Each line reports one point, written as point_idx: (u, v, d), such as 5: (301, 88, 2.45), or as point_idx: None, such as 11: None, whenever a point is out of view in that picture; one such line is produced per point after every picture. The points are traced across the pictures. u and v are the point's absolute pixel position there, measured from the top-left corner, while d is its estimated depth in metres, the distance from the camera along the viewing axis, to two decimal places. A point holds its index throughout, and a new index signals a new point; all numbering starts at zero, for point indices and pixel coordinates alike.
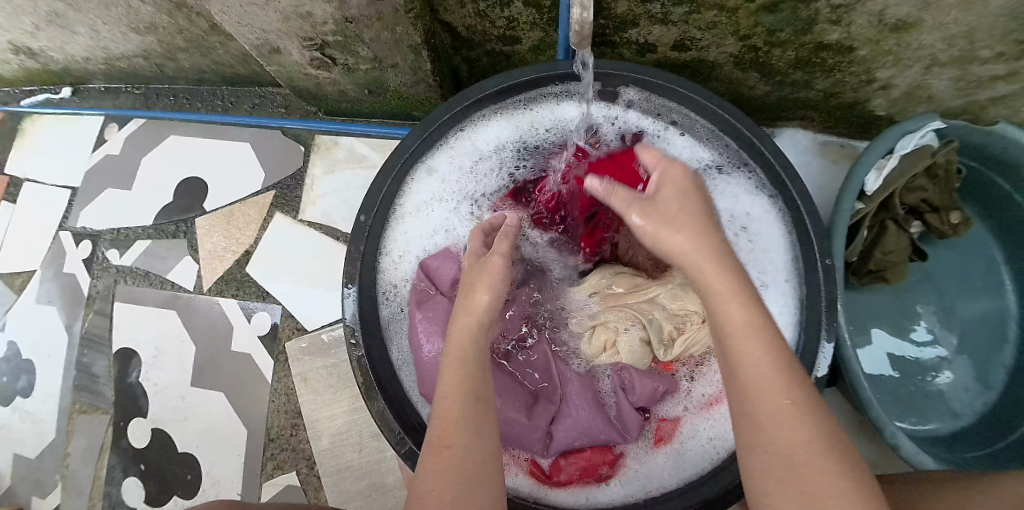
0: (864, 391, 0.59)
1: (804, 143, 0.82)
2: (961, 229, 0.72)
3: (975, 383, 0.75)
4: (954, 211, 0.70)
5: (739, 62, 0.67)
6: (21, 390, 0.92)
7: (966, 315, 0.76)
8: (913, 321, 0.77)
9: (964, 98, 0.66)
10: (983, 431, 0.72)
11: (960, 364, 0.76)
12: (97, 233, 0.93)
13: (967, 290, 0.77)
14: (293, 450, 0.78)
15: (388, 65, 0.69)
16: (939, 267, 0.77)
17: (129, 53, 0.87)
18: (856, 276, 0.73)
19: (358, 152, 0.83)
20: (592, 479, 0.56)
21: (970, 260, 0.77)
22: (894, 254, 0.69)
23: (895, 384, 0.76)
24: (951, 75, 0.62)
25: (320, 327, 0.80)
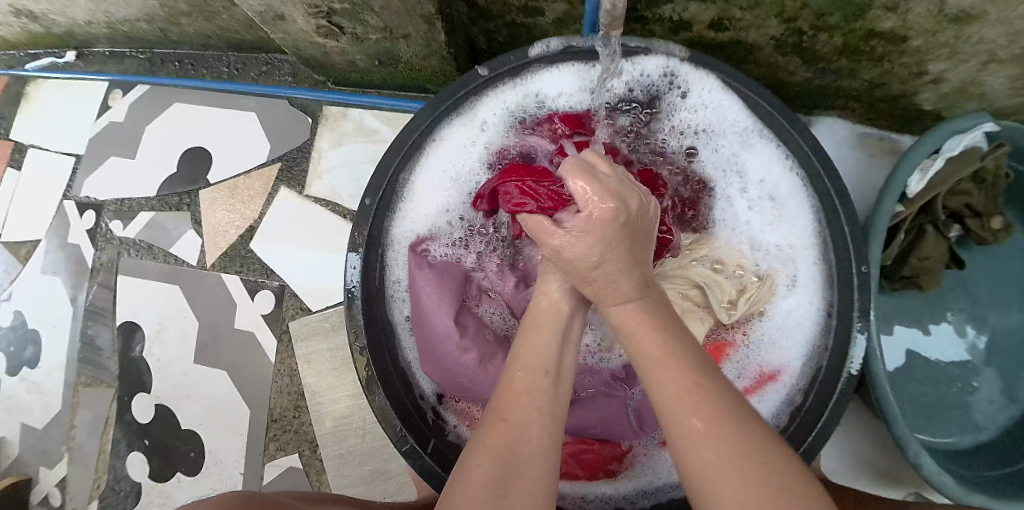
0: (889, 401, 0.55)
1: (842, 134, 0.76)
2: (1002, 236, 0.67)
3: (1000, 395, 0.71)
4: (997, 217, 0.66)
5: (780, 46, 0.62)
6: (27, 360, 0.92)
7: (997, 324, 0.72)
8: (939, 324, 0.73)
9: (1018, 98, 0.61)
10: (1005, 446, 0.68)
11: (986, 374, 0.72)
12: (101, 204, 0.91)
13: (1000, 299, 0.72)
14: (296, 432, 0.77)
15: (399, 35, 0.65)
16: (973, 272, 0.73)
17: (131, 18, 0.83)
18: (886, 280, 0.69)
19: (366, 125, 0.80)
20: (601, 474, 0.55)
21: (1008, 270, 0.72)
22: (931, 261, 0.64)
23: (916, 389, 0.73)
24: (1009, 74, 0.57)
25: (324, 308, 0.77)
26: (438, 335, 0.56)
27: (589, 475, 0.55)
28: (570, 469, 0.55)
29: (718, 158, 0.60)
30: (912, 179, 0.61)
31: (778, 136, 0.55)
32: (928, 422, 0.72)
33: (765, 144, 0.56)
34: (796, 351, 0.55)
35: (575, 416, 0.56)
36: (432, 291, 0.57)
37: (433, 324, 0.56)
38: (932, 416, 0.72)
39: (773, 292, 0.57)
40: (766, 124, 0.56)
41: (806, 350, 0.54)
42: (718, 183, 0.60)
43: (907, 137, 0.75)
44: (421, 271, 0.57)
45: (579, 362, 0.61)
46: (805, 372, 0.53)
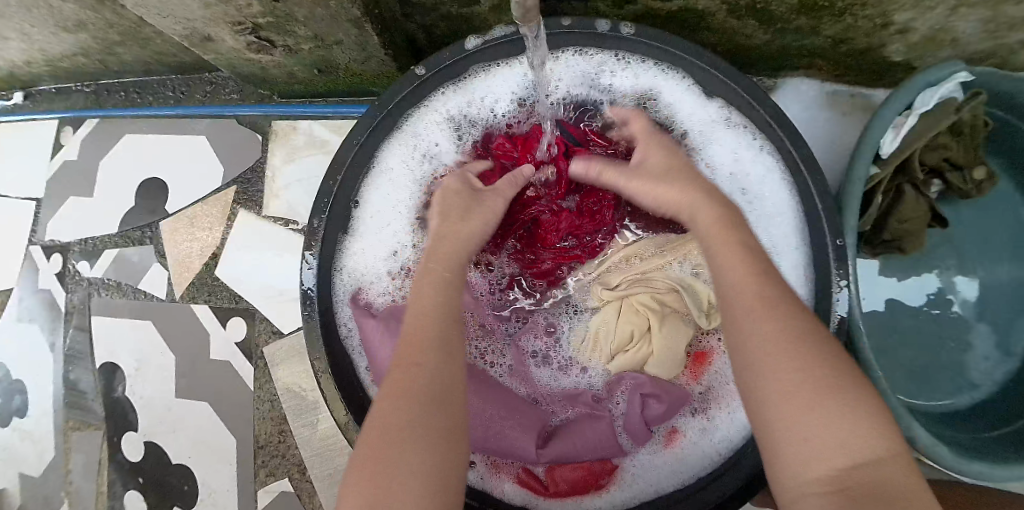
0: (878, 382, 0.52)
1: (810, 94, 0.73)
2: (986, 186, 0.64)
3: (996, 350, 0.69)
4: (979, 168, 0.62)
5: (733, 10, 0.58)
6: (17, 409, 0.92)
7: (987, 277, 0.70)
8: (922, 278, 0.70)
9: (993, 41, 0.58)
10: (1004, 402, 0.66)
11: (980, 330, 0.70)
12: (66, 245, 0.89)
13: (989, 251, 0.70)
14: (282, 457, 0.76)
15: (332, 42, 0.62)
16: (958, 226, 0.70)
17: (66, 53, 0.80)
18: (868, 245, 0.66)
19: (317, 136, 0.77)
20: (591, 490, 0.54)
21: (998, 219, 0.69)
22: (911, 223, 0.61)
23: (909, 354, 0.70)
24: (981, 17, 0.53)
25: (297, 329, 0.76)
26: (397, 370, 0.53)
27: (581, 492, 0.54)
28: (560, 491, 0.54)
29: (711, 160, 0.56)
30: (885, 138, 0.58)
31: (742, 109, 0.53)
32: (923, 385, 0.70)
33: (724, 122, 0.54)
34: None
35: (557, 444, 0.55)
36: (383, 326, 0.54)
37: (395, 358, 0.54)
38: (925, 378, 0.70)
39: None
40: (725, 97, 0.53)
41: None
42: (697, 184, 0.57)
43: (880, 90, 0.71)
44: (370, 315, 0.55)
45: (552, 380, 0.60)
46: None
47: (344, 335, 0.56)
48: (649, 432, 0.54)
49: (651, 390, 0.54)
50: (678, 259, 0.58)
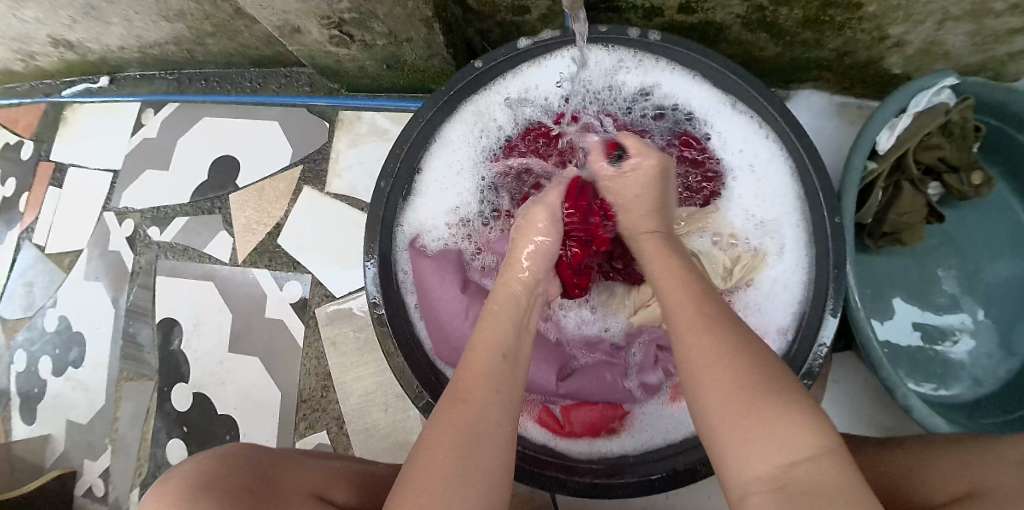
0: (875, 353, 0.60)
1: (819, 105, 0.82)
2: (983, 189, 0.72)
3: (998, 349, 0.75)
4: (976, 172, 0.70)
5: (747, 23, 0.68)
6: (73, 361, 1.00)
7: (990, 279, 0.76)
8: (932, 282, 0.78)
9: (983, 54, 0.67)
10: (1004, 396, 0.73)
11: (984, 330, 0.76)
12: (138, 213, 0.99)
13: (991, 254, 0.77)
14: (323, 410, 0.83)
15: (403, 39, 0.72)
16: (958, 230, 0.78)
17: (159, 41, 0.91)
18: (870, 238, 0.74)
19: (379, 126, 0.87)
20: (602, 433, 0.61)
21: (999, 223, 0.77)
22: (909, 215, 0.69)
23: (915, 349, 0.77)
24: (967, 30, 0.62)
25: (347, 294, 0.84)
26: (441, 308, 0.65)
27: (594, 432, 0.62)
28: (574, 430, 0.62)
29: (727, 148, 0.65)
30: (882, 136, 0.66)
31: (751, 107, 0.62)
32: (929, 377, 0.76)
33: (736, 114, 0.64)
34: (785, 306, 0.60)
35: (577, 382, 0.63)
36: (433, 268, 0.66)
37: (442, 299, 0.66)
38: (930, 371, 0.77)
39: (764, 261, 0.63)
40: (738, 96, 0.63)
41: (794, 303, 0.60)
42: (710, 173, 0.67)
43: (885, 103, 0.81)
44: (424, 263, 0.66)
45: (577, 326, 0.68)
46: (790, 323, 0.59)
47: (398, 280, 0.66)
48: (658, 382, 0.62)
49: (665, 342, 0.63)
50: (699, 228, 0.66)
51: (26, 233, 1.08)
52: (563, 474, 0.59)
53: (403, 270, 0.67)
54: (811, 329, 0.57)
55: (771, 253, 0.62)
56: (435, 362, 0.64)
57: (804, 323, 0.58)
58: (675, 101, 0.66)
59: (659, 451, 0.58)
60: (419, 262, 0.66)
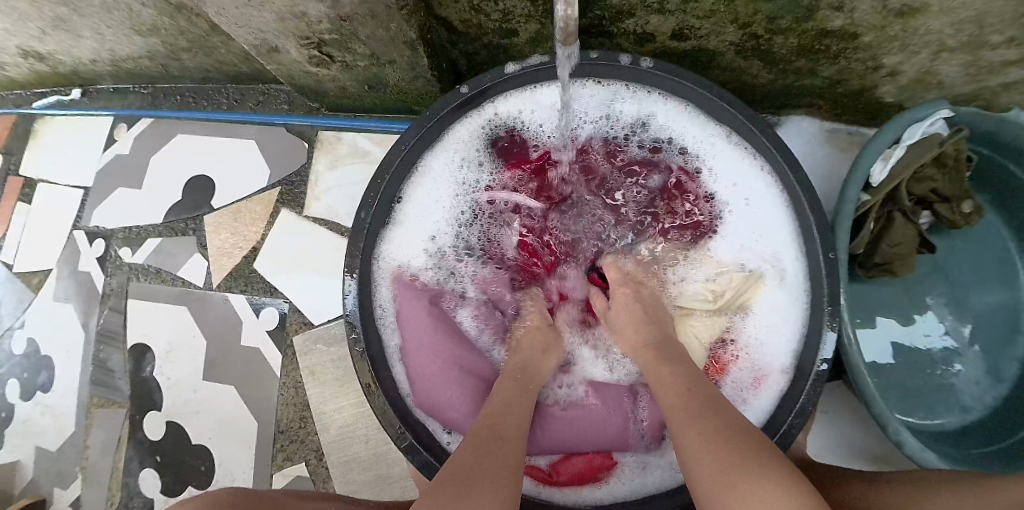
0: (870, 392, 0.59)
1: (810, 131, 0.81)
2: (974, 219, 0.71)
3: (987, 376, 0.75)
4: (967, 201, 0.69)
5: (740, 50, 0.66)
6: (42, 385, 0.97)
7: (978, 307, 0.76)
8: (924, 312, 0.76)
9: (974, 84, 0.66)
10: (993, 426, 0.73)
11: (972, 357, 0.75)
12: (110, 232, 0.95)
13: (981, 281, 0.76)
14: (301, 442, 0.80)
15: (386, 61, 0.69)
16: (950, 258, 0.76)
17: (132, 55, 0.88)
18: (862, 268, 0.73)
19: (360, 147, 0.84)
20: (590, 482, 0.59)
21: (988, 250, 0.76)
22: (901, 247, 0.68)
23: (904, 377, 0.76)
24: (961, 61, 0.61)
25: (326, 322, 0.81)
26: (422, 347, 0.63)
27: (580, 480, 0.60)
28: (561, 478, 0.60)
29: (716, 180, 0.64)
30: (875, 168, 0.65)
31: (744, 138, 0.60)
32: (918, 406, 0.76)
33: (727, 146, 0.62)
34: (781, 343, 0.59)
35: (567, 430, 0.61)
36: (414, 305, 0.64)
37: (423, 335, 0.64)
38: (919, 400, 0.76)
39: (759, 297, 0.61)
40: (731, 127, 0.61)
41: (790, 340, 0.58)
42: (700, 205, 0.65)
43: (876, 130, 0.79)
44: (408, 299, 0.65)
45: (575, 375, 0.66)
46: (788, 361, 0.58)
47: (379, 315, 0.64)
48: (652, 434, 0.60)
49: None
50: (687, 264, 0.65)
51: None
52: None
53: (383, 304, 0.64)
54: (807, 367, 0.56)
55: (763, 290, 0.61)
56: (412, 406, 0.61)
57: (799, 362, 0.56)
58: (666, 130, 0.65)
59: (647, 499, 0.57)
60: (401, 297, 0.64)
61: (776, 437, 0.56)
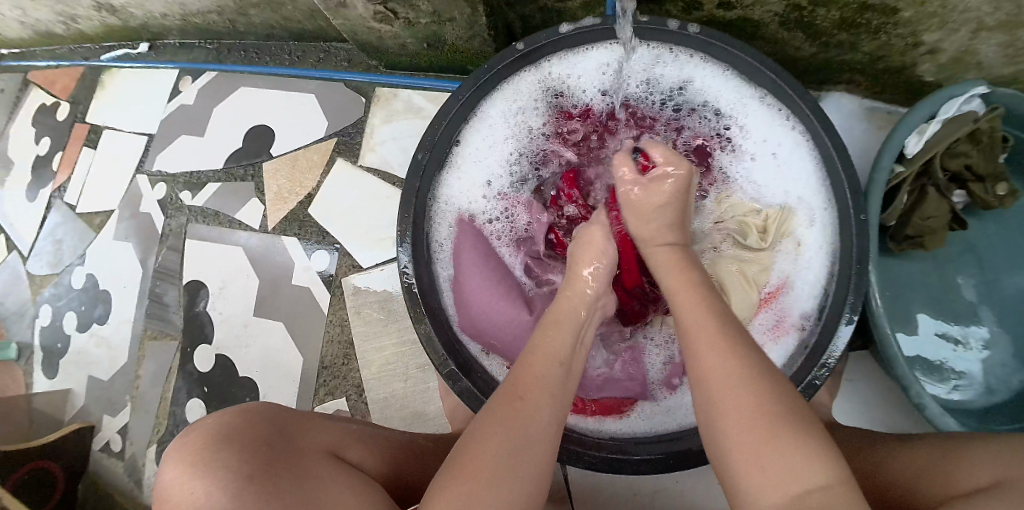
0: (894, 351, 0.62)
1: (850, 108, 0.84)
2: (1008, 201, 0.73)
3: (1014, 359, 0.76)
4: (1002, 183, 0.71)
5: (784, 22, 0.70)
6: (98, 318, 1.03)
7: (1010, 289, 0.77)
8: (952, 289, 0.79)
9: (1011, 67, 0.69)
10: (1017, 407, 0.73)
11: (1000, 340, 0.77)
12: (171, 177, 1.01)
13: (1013, 263, 0.77)
14: (344, 377, 0.84)
15: (446, 19, 0.74)
16: (983, 240, 0.79)
17: (203, 10, 0.94)
18: (893, 241, 0.76)
19: (414, 104, 0.89)
20: (613, 414, 0.64)
21: (1021, 234, 0.77)
22: (934, 220, 0.70)
23: (926, 352, 0.78)
24: (999, 41, 0.64)
25: (373, 265, 0.86)
26: (473, 286, 0.68)
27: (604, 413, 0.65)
28: (588, 409, 0.64)
29: (751, 142, 0.68)
30: (910, 140, 0.68)
31: (783, 101, 0.64)
32: (940, 381, 0.77)
33: (765, 107, 0.65)
34: (809, 294, 0.62)
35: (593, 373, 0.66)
36: (466, 243, 0.70)
37: (471, 271, 0.69)
38: (942, 376, 0.77)
39: (787, 250, 0.65)
40: (771, 91, 0.64)
41: (818, 293, 0.61)
42: (734, 164, 0.69)
43: None
44: (466, 237, 0.70)
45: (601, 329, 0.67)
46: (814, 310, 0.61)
47: (431, 252, 0.69)
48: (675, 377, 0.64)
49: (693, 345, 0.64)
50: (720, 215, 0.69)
51: (58, 191, 1.11)
52: (581, 447, 0.61)
53: (435, 241, 0.69)
54: (830, 322, 0.59)
55: (796, 246, 0.64)
56: (456, 337, 0.66)
57: (825, 317, 0.60)
58: (709, 94, 0.68)
59: (676, 434, 0.60)
60: (456, 236, 0.70)
61: (800, 383, 0.58)
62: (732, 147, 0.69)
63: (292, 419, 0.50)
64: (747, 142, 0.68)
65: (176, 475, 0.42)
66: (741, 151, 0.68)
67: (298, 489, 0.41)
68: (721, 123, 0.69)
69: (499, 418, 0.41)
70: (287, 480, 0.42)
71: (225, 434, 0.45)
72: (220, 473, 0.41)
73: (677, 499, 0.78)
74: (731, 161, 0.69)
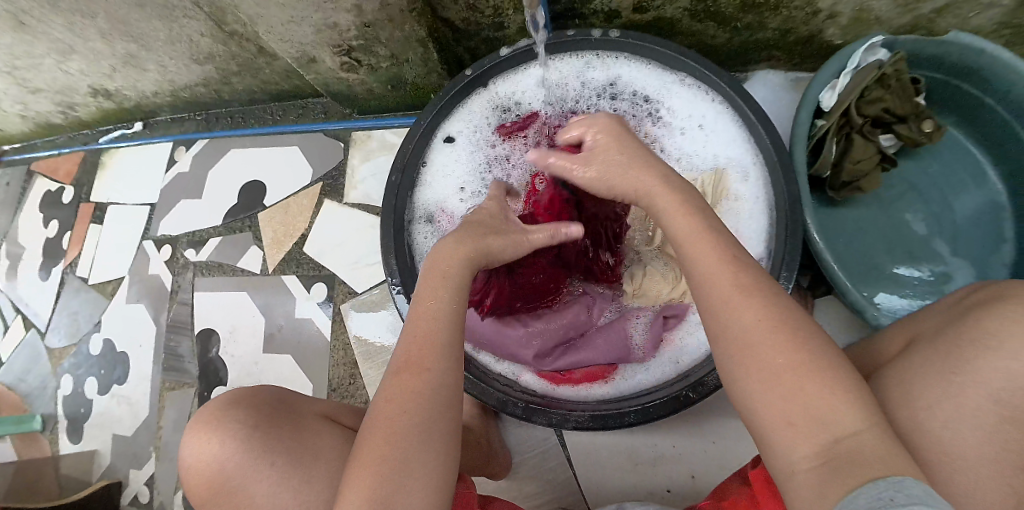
0: (838, 276, 0.69)
1: (774, 82, 0.94)
2: (936, 136, 0.82)
3: (976, 281, 0.82)
4: (927, 121, 0.81)
5: (694, 15, 0.80)
6: (117, 378, 1.09)
7: (959, 217, 0.85)
8: (904, 224, 0.86)
9: (910, 14, 0.77)
10: None
11: (960, 265, 0.84)
12: (175, 238, 1.10)
13: (957, 190, 0.86)
14: (352, 396, 0.91)
15: (403, 60, 0.84)
16: (924, 178, 0.87)
17: (189, 83, 1.05)
18: (833, 190, 0.84)
19: (388, 141, 0.99)
20: (599, 380, 0.70)
21: (956, 164, 0.87)
22: (863, 163, 0.80)
23: (894, 286, 0.84)
24: None
25: (368, 289, 0.94)
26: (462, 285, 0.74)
27: (589, 381, 0.71)
28: (574, 378, 0.71)
29: (682, 120, 0.76)
30: (825, 94, 0.77)
31: (700, 82, 0.74)
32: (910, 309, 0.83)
33: (686, 88, 0.75)
34: (755, 240, 0.69)
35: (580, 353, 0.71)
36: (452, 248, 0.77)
37: None
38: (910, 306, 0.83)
39: (734, 207, 0.71)
40: (687, 73, 0.74)
41: (762, 239, 0.69)
42: (672, 139, 0.76)
43: None
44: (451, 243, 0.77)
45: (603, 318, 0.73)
46: (763, 255, 0.68)
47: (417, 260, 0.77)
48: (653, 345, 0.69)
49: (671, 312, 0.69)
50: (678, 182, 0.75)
51: (70, 267, 1.20)
52: (566, 409, 0.67)
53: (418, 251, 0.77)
54: (777, 262, 0.66)
55: (732, 203, 0.72)
56: None
57: (775, 258, 0.66)
58: (637, 86, 0.77)
59: (648, 389, 0.67)
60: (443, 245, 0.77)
61: None
62: (667, 125, 0.77)
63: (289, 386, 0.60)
64: (678, 120, 0.76)
65: (194, 431, 0.53)
66: (674, 127, 0.76)
67: (296, 436, 0.53)
68: (654, 107, 0.77)
69: (396, 393, 0.44)
70: (286, 427, 0.53)
71: (233, 399, 0.55)
72: (230, 425, 0.52)
73: (679, 465, 0.82)
74: (669, 137, 0.76)
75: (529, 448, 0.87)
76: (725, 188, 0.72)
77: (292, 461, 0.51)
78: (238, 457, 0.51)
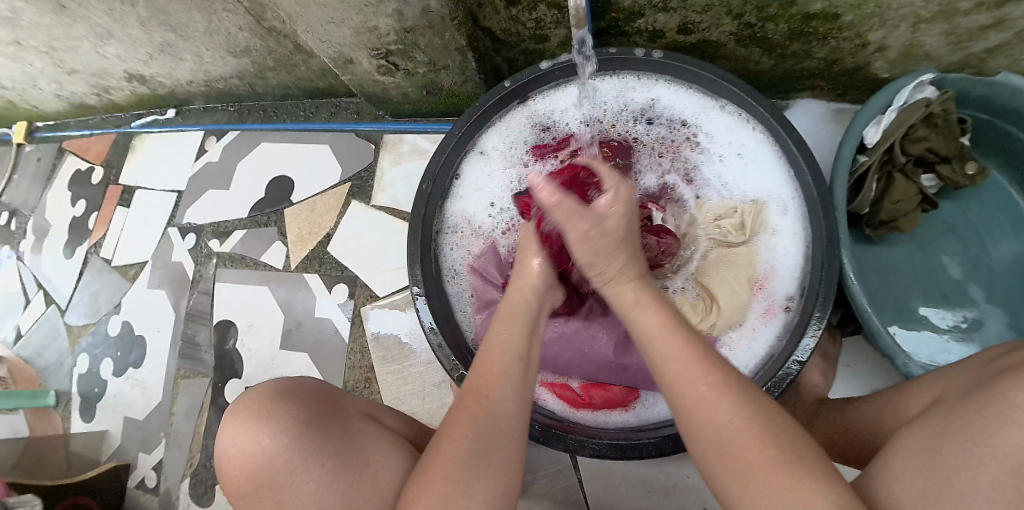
0: (872, 321, 0.67)
1: (816, 112, 0.91)
2: (976, 179, 0.80)
3: (1010, 330, 0.79)
4: (970, 162, 0.78)
5: (740, 39, 0.78)
6: (134, 362, 1.10)
7: (995, 261, 0.82)
8: (937, 266, 0.84)
9: (961, 52, 0.74)
10: None
11: (993, 312, 0.80)
12: (199, 227, 1.11)
13: (997, 235, 0.83)
14: (365, 400, 0.91)
15: (440, 67, 0.83)
16: (963, 220, 0.84)
17: (224, 74, 1.05)
18: (871, 227, 0.81)
19: (419, 146, 0.98)
20: (619, 408, 0.68)
21: (999, 209, 0.84)
22: (904, 203, 0.77)
23: (920, 329, 0.82)
24: (941, 31, 0.70)
25: (391, 294, 0.93)
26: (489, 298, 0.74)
27: (608, 408, 0.69)
28: (593, 403, 0.69)
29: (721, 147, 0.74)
30: (870, 131, 0.74)
31: (741, 109, 0.72)
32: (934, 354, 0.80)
33: (726, 114, 0.73)
34: (790, 277, 0.67)
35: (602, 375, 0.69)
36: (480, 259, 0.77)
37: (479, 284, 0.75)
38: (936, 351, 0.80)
39: (770, 241, 0.69)
40: (728, 100, 0.72)
41: (797, 276, 0.67)
42: (710, 166, 0.75)
43: None
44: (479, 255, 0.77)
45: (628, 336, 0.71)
46: (797, 293, 0.66)
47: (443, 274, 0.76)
48: None
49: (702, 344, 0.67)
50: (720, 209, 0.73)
51: (94, 247, 1.21)
52: (586, 435, 0.67)
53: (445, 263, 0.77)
54: (811, 301, 0.64)
55: (772, 236, 0.69)
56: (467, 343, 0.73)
57: (809, 297, 0.64)
58: (675, 109, 0.76)
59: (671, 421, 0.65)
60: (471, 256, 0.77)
61: (791, 361, 0.63)
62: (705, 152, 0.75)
63: (331, 385, 0.61)
64: (718, 147, 0.74)
65: (234, 422, 0.52)
66: (713, 154, 0.75)
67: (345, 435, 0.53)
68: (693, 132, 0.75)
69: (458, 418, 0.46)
70: (334, 427, 0.53)
71: (278, 391, 0.55)
72: (278, 416, 0.51)
73: (691, 497, 0.80)
74: (707, 164, 0.75)
75: (540, 467, 0.86)
76: (763, 220, 0.70)
77: (340, 464, 0.51)
78: (287, 453, 0.49)
